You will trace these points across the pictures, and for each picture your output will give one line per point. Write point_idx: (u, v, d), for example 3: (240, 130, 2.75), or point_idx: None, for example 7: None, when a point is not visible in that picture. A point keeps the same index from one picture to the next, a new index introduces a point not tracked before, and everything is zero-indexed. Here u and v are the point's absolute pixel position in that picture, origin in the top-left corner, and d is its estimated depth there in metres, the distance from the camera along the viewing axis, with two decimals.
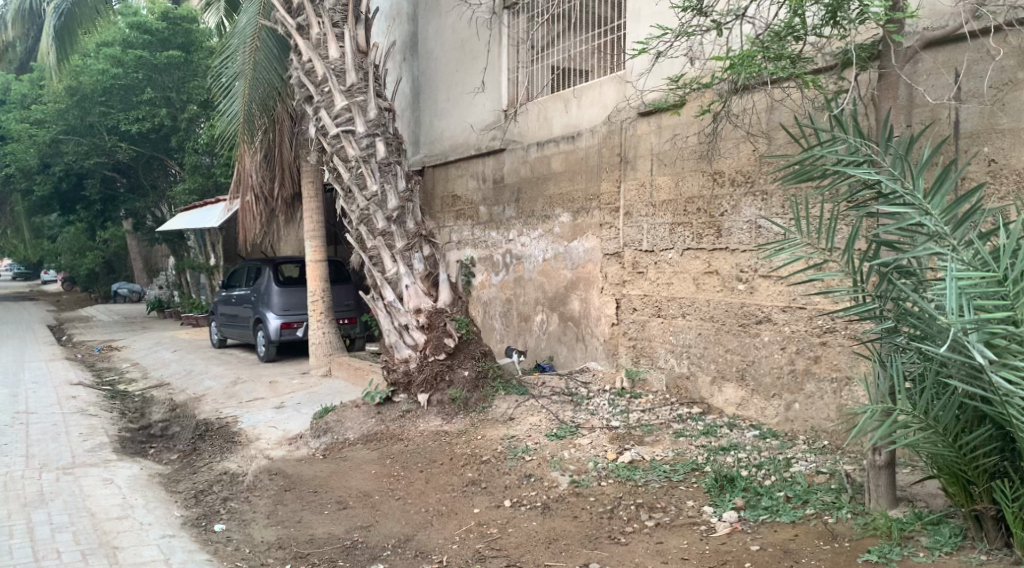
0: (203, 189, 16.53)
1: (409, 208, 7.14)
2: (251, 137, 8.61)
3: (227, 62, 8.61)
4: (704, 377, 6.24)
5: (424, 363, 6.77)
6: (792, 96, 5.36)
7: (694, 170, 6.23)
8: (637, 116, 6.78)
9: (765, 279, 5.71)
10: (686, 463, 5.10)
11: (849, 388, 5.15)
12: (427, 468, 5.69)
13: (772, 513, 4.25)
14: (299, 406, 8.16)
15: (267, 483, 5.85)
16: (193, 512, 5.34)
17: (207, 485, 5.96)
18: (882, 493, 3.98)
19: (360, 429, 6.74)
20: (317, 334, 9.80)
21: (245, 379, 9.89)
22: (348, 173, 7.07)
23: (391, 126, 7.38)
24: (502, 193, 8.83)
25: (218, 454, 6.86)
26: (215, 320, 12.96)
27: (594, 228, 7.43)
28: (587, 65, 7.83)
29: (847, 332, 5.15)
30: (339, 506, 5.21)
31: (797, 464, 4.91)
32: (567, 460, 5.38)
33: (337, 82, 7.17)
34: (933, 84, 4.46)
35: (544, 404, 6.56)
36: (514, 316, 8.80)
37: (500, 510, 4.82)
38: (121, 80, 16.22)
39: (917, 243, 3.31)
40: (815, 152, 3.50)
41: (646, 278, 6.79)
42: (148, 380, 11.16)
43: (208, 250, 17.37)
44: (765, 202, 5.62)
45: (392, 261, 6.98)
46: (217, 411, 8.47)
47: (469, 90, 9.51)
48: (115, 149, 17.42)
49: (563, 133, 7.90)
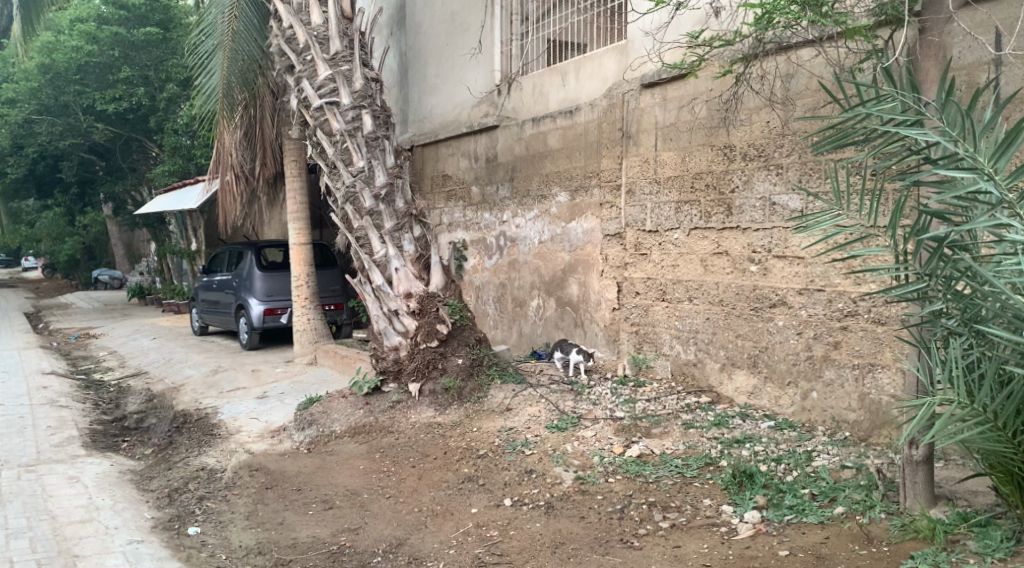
0: (183, 171, 15.98)
1: (398, 186, 6.70)
2: (229, 113, 8.17)
3: (205, 33, 8.14)
4: (712, 364, 5.87)
5: (415, 352, 6.39)
6: (813, 61, 4.98)
7: (702, 144, 5.84)
8: (640, 88, 6.38)
9: (779, 260, 5.34)
10: (698, 457, 4.74)
11: (872, 374, 4.80)
12: (419, 463, 5.31)
13: (798, 514, 3.89)
14: (283, 397, 7.74)
15: (247, 481, 5.44)
16: (165, 514, 4.92)
17: (182, 483, 5.54)
18: (919, 491, 3.62)
19: (346, 422, 6.32)
20: (302, 321, 9.35)
21: (226, 367, 9.44)
22: (333, 148, 6.63)
23: (378, 98, 6.90)
24: (496, 171, 8.40)
25: (196, 448, 6.44)
26: (195, 306, 12.46)
27: (594, 208, 7.02)
28: (585, 36, 7.41)
29: (870, 316, 4.80)
30: (325, 506, 4.81)
31: (819, 458, 4.56)
32: (571, 454, 5.01)
33: (320, 50, 6.71)
34: (969, 45, 4.11)
35: (542, 394, 6.17)
36: (508, 302, 8.42)
37: (501, 510, 4.45)
38: (96, 57, 15.57)
39: (975, 214, 2.92)
40: (858, 113, 3.12)
41: (650, 260, 6.40)
42: (125, 369, 10.69)
43: (189, 234, 16.82)
44: (780, 176, 5.25)
45: (380, 242, 6.54)
46: (196, 402, 8.02)
47: (459, 65, 9.07)
48: (91, 130, 16.80)
49: (560, 108, 7.48)
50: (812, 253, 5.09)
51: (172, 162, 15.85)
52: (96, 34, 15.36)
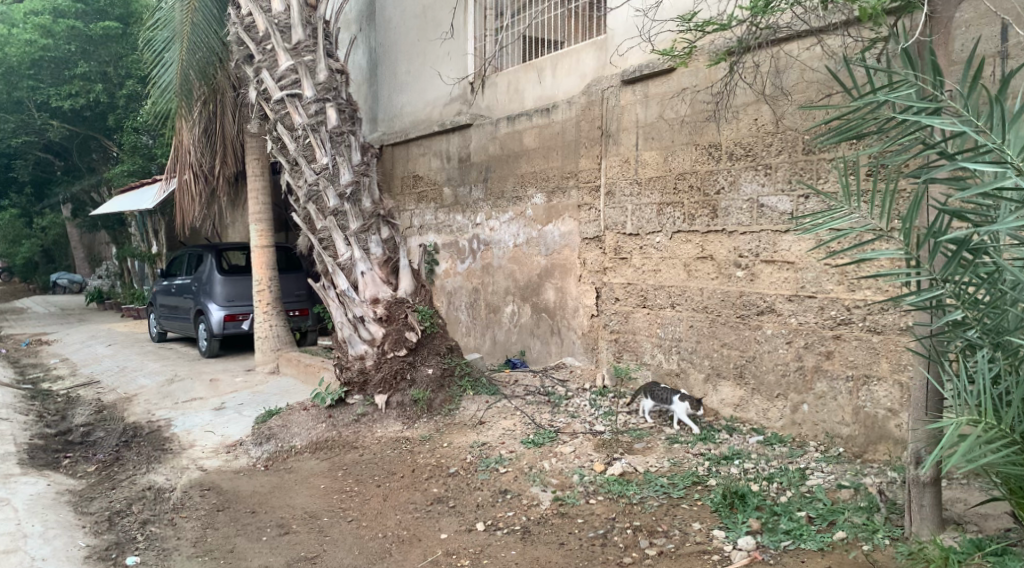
0: (144, 171, 15.37)
1: (364, 184, 6.32)
2: (187, 108, 7.77)
3: (161, 22, 7.74)
4: (696, 374, 5.57)
5: (382, 361, 6.00)
6: (807, 56, 4.72)
7: (686, 143, 5.55)
8: (620, 85, 6.09)
9: (768, 265, 5.05)
10: (685, 475, 4.41)
11: (867, 387, 4.53)
12: (385, 482, 4.93)
13: (795, 540, 3.60)
14: (241, 408, 7.29)
15: (197, 502, 5.00)
16: (102, 541, 4.48)
17: (125, 504, 5.08)
18: (926, 515, 3.34)
19: (308, 436, 5.92)
20: (264, 327, 8.90)
21: (183, 376, 8.92)
22: (294, 143, 6.23)
23: (344, 91, 6.51)
24: (468, 172, 8.05)
25: (144, 465, 5.96)
26: (154, 312, 11.90)
27: (571, 210, 6.71)
28: (561, 33, 7.06)
29: (865, 324, 4.54)
30: (280, 532, 4.40)
31: (812, 477, 4.28)
32: (549, 472, 4.66)
33: (281, 38, 6.31)
34: (971, 39, 3.89)
35: (517, 406, 5.85)
36: (481, 308, 8.06)
37: (473, 535, 4.08)
38: (52, 52, 14.91)
39: (1001, 214, 2.63)
40: (866, 102, 2.82)
41: (631, 265, 6.09)
42: (74, 377, 10.09)
43: (150, 236, 16.09)
44: (769, 176, 4.98)
45: (345, 244, 6.16)
46: (148, 414, 7.52)
47: (430, 60, 8.69)
48: (46, 128, 16.11)
49: (536, 106, 7.16)
50: (805, 258, 4.83)
51: (132, 162, 15.21)
52: (51, 28, 14.74)
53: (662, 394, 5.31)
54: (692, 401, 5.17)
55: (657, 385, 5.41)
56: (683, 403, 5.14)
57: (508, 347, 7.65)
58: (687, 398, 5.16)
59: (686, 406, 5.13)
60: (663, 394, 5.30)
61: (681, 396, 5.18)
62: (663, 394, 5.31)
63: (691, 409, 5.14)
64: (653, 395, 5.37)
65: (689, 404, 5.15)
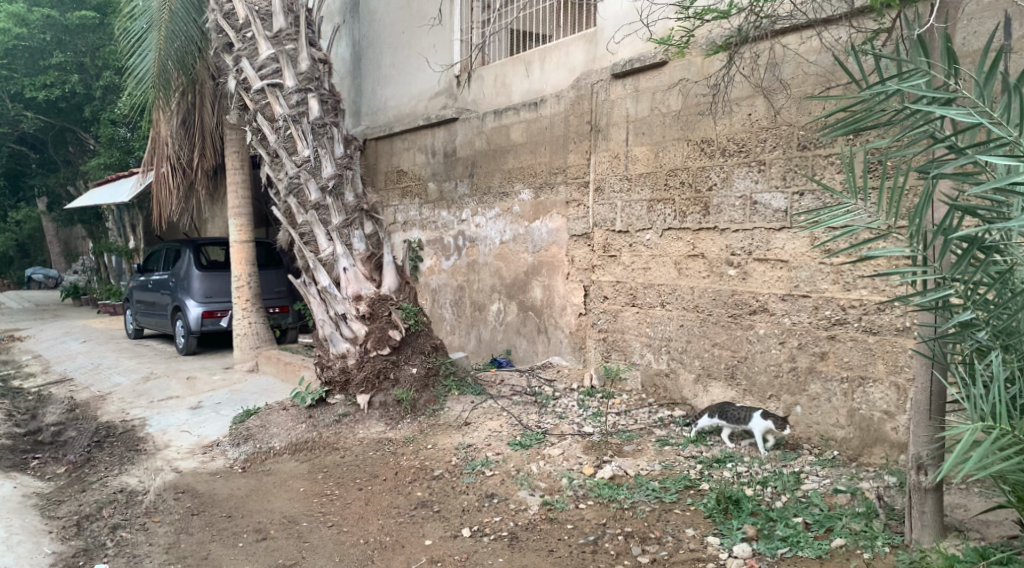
0: (121, 163, 15.04)
1: (347, 178, 6.15)
2: (164, 97, 7.54)
3: (136, 10, 7.50)
4: (686, 374, 5.45)
5: (364, 360, 5.83)
6: (803, 49, 4.63)
7: (677, 138, 5.44)
8: (610, 78, 5.96)
9: (761, 264, 4.94)
10: (677, 479, 4.29)
11: (863, 388, 4.44)
12: (367, 486, 4.77)
13: (792, 547, 3.49)
14: (218, 407, 7.09)
15: (171, 505, 4.80)
16: (69, 548, 4.28)
17: (95, 508, 4.87)
18: (927, 523, 3.23)
19: (287, 437, 5.74)
20: (243, 324, 8.67)
21: (160, 374, 8.69)
22: (274, 135, 6.03)
23: (326, 81, 6.33)
24: (454, 167, 7.88)
25: (116, 466, 5.74)
26: (130, 308, 11.63)
27: (559, 207, 6.56)
28: (549, 26, 6.90)
29: (862, 324, 4.44)
30: (257, 537, 4.22)
31: (807, 481, 4.16)
32: (537, 476, 4.52)
33: (261, 26, 6.11)
34: (973, 33, 3.82)
35: (503, 407, 5.70)
36: (466, 306, 7.90)
37: (458, 542, 3.92)
38: (26, 41, 14.57)
39: (1014, 211, 2.52)
40: (877, 91, 2.69)
41: (620, 262, 5.96)
42: (46, 375, 9.81)
43: (127, 231, 15.75)
44: (763, 172, 4.87)
45: (327, 239, 6.00)
46: (122, 413, 7.29)
47: (415, 53, 8.51)
48: (20, 119, 15.73)
49: (523, 100, 7.02)
50: (799, 257, 4.72)
51: (109, 154, 14.86)
52: (25, 17, 14.40)
53: (735, 414, 4.65)
54: (775, 419, 4.55)
55: (728, 403, 4.75)
56: (765, 422, 4.52)
57: (493, 346, 7.51)
58: (770, 416, 4.54)
59: (770, 425, 4.51)
60: (735, 415, 4.64)
61: (762, 413, 4.56)
62: (736, 414, 4.64)
63: (775, 429, 4.52)
64: (724, 414, 4.70)
65: (772, 422, 4.52)
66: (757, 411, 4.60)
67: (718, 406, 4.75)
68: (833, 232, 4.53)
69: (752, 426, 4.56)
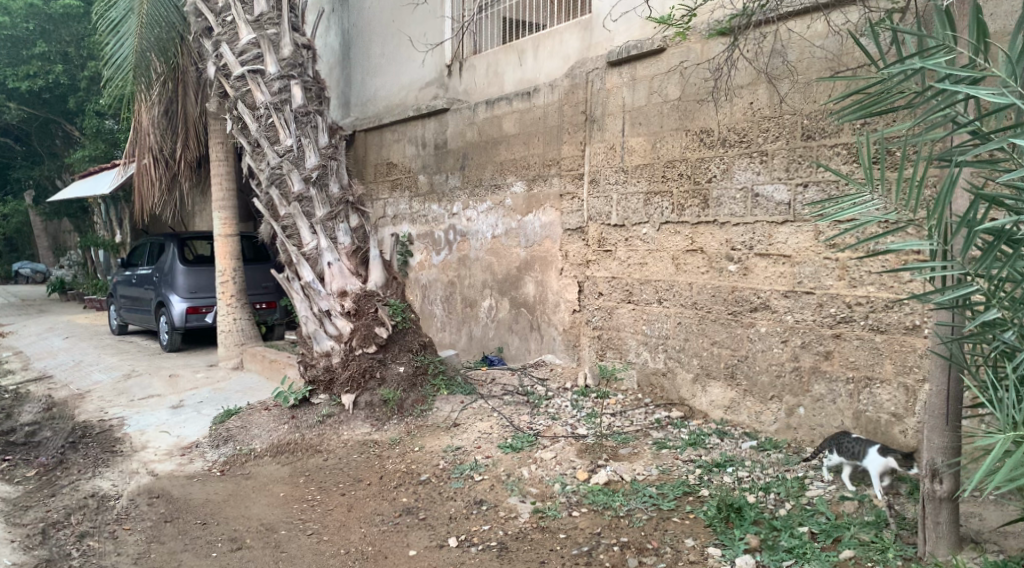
0: (107, 155, 14.72)
1: (332, 168, 5.91)
2: (143, 85, 7.27)
3: None
4: (684, 374, 5.24)
5: (350, 358, 5.61)
6: (810, 34, 4.42)
7: (675, 129, 5.22)
8: (607, 66, 5.73)
9: (762, 259, 4.73)
10: (675, 485, 4.07)
11: (869, 389, 4.24)
12: (351, 491, 4.54)
13: (797, 560, 3.28)
14: (199, 407, 6.85)
15: (144, 511, 4.57)
16: (32, 558, 4.05)
17: (63, 515, 4.63)
18: (943, 534, 3.03)
19: (268, 439, 5.52)
20: (227, 320, 8.42)
21: (141, 372, 8.45)
22: (256, 123, 5.79)
23: (311, 68, 6.10)
24: (445, 159, 7.65)
25: (90, 469, 5.49)
26: (113, 303, 11.37)
27: (553, 200, 6.34)
28: (543, 13, 6.67)
29: (867, 323, 4.24)
30: (232, 547, 3.99)
31: (812, 487, 3.95)
32: (527, 481, 4.31)
33: (242, 10, 5.85)
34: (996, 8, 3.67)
35: (494, 407, 5.48)
36: (457, 302, 7.67)
37: (445, 552, 3.71)
38: (7, 30, 14.20)
39: None
40: (894, 69, 2.47)
41: (615, 257, 5.75)
42: (25, 372, 9.53)
43: (114, 224, 15.45)
44: (764, 164, 4.66)
45: (311, 233, 5.77)
46: (99, 412, 7.04)
47: (405, 41, 8.27)
48: (2, 110, 15.38)
49: (516, 90, 6.78)
50: (802, 252, 4.52)
51: (94, 146, 14.54)
52: (7, 6, 14.06)
53: (850, 447, 3.84)
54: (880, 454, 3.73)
55: (846, 435, 3.94)
56: (883, 458, 3.66)
57: (484, 343, 7.29)
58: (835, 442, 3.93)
59: (887, 464, 3.65)
60: (851, 448, 3.84)
61: (879, 448, 3.72)
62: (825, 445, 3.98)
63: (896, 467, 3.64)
64: (839, 449, 3.89)
65: (893, 460, 3.65)
66: (874, 446, 3.75)
67: (833, 439, 3.96)
68: (840, 226, 4.33)
69: (868, 463, 3.71)
